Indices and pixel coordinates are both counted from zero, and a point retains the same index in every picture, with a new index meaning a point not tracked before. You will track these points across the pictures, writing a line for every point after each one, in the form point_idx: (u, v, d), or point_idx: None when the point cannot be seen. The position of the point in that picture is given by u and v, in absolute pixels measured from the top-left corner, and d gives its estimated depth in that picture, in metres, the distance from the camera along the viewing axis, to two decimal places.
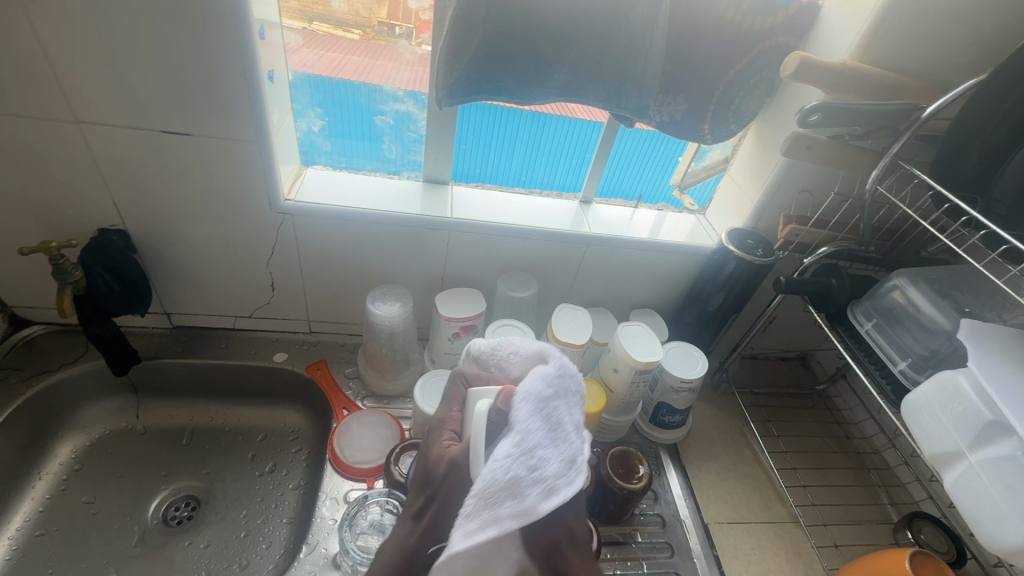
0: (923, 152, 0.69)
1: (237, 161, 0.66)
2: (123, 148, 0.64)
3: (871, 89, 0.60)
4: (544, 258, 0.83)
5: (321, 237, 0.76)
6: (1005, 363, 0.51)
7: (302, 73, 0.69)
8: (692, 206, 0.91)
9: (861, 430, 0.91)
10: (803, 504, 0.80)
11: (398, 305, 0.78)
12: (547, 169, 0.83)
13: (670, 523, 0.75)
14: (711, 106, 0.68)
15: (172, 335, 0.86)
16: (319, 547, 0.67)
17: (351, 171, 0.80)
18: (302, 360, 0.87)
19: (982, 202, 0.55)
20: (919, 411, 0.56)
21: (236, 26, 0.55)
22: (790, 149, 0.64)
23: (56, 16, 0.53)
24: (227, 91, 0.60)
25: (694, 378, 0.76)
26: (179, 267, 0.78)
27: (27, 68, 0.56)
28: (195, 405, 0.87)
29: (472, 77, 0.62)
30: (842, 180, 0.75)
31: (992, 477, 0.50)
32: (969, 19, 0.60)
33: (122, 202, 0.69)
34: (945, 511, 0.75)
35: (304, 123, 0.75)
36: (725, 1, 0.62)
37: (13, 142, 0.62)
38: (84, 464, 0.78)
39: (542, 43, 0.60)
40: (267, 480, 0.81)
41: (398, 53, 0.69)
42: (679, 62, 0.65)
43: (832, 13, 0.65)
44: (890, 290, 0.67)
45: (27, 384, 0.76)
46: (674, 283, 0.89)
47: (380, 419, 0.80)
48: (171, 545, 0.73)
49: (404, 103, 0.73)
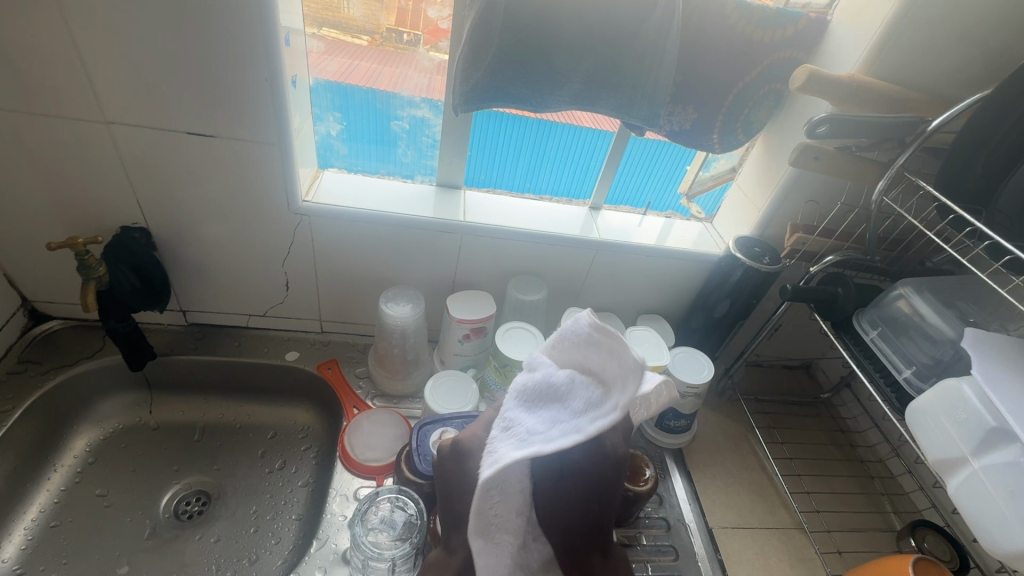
0: (928, 164, 0.71)
1: (258, 163, 0.68)
2: (149, 148, 0.66)
3: (879, 102, 0.61)
4: (553, 262, 0.84)
5: (337, 238, 0.77)
6: (1009, 372, 0.52)
7: (323, 79, 0.71)
8: (699, 214, 0.92)
9: (865, 438, 0.92)
10: (808, 510, 0.81)
11: (410, 306, 0.79)
12: (557, 176, 0.85)
13: (675, 527, 0.75)
14: (721, 115, 0.70)
15: (187, 332, 0.88)
16: (329, 542, 0.68)
17: (366, 174, 0.82)
18: (313, 359, 0.89)
19: (985, 214, 0.56)
20: (923, 418, 0.57)
21: (264, 33, 0.57)
22: (798, 158, 0.66)
23: (93, 21, 0.55)
24: (251, 95, 0.62)
25: (701, 383, 0.77)
26: (198, 265, 0.79)
27: (62, 69, 0.58)
28: (207, 401, 0.88)
29: (489, 85, 0.63)
30: (848, 191, 0.76)
31: (995, 483, 0.51)
32: (973, 35, 0.61)
33: (145, 200, 0.71)
34: (948, 519, 0.76)
35: (322, 127, 0.77)
36: (736, 14, 0.64)
37: (45, 140, 0.64)
38: (98, 458, 0.79)
39: (558, 52, 0.62)
40: (277, 476, 0.82)
41: (415, 61, 0.71)
42: (690, 72, 0.66)
43: (840, 27, 0.67)
44: (895, 299, 0.68)
45: (46, 376, 0.77)
46: (681, 289, 0.91)
47: (389, 418, 0.81)
48: (183, 539, 0.74)
49: (420, 109, 0.75)
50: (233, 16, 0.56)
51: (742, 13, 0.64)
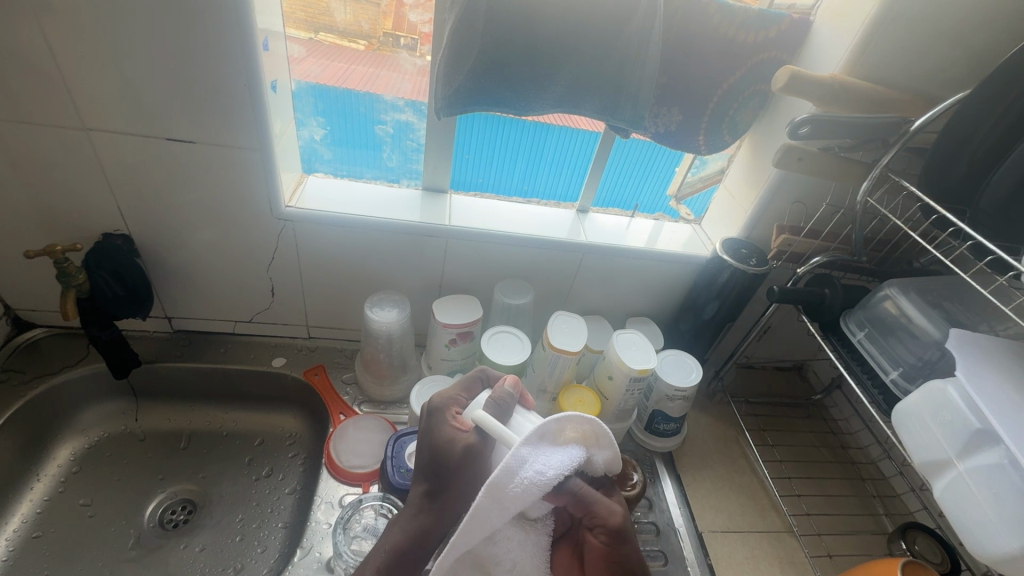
0: (914, 164, 0.71)
1: (239, 168, 0.68)
2: (129, 155, 0.65)
3: (861, 103, 0.61)
4: (540, 266, 0.84)
5: (322, 243, 0.77)
6: (993, 372, 0.51)
7: (305, 82, 0.71)
8: (688, 216, 0.91)
9: (857, 440, 0.91)
10: (798, 513, 0.80)
11: (396, 311, 0.79)
12: (546, 177, 0.84)
13: (664, 532, 0.75)
14: (705, 116, 0.70)
15: (173, 339, 0.87)
16: (313, 550, 0.67)
17: (351, 178, 0.82)
18: (300, 365, 0.88)
19: (970, 212, 0.56)
20: (909, 420, 0.57)
21: (244, 38, 0.57)
22: (781, 159, 0.65)
23: (67, 26, 0.55)
24: (231, 100, 0.62)
25: (689, 385, 0.76)
26: (182, 273, 0.79)
27: (39, 76, 0.58)
28: (193, 409, 0.88)
29: (470, 88, 0.63)
30: (834, 192, 0.76)
31: (981, 486, 0.50)
32: (955, 33, 0.61)
33: (126, 206, 0.70)
34: (938, 522, 0.75)
35: (306, 132, 0.76)
36: (718, 16, 0.63)
37: (22, 148, 0.63)
38: (82, 467, 0.79)
39: (538, 56, 0.62)
40: (263, 484, 0.81)
41: (400, 64, 0.71)
42: (673, 73, 0.66)
43: (823, 27, 0.67)
44: (882, 299, 0.67)
45: (28, 386, 0.77)
46: (669, 291, 0.90)
47: (376, 424, 0.80)
48: (167, 548, 0.73)
49: (404, 113, 0.74)
50: (213, 19, 0.56)
51: (725, 15, 0.64)
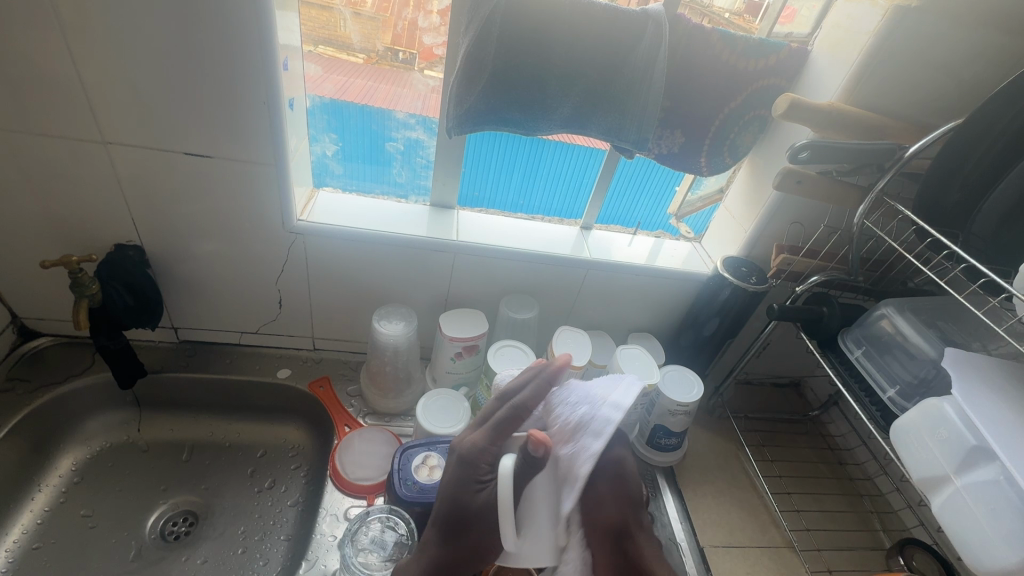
0: (907, 188, 0.73)
1: (253, 183, 0.69)
2: (144, 168, 0.66)
3: (858, 131, 0.64)
4: (544, 282, 0.86)
5: (332, 257, 0.78)
6: (986, 390, 0.53)
7: (319, 99, 0.73)
8: (688, 233, 0.93)
9: (854, 456, 0.93)
10: (797, 529, 0.81)
11: (403, 324, 0.80)
12: (545, 194, 0.86)
13: (666, 546, 0.76)
14: (708, 139, 0.73)
15: (177, 349, 0.88)
16: (318, 563, 0.67)
17: (361, 193, 0.84)
18: (304, 377, 0.88)
19: (962, 237, 0.58)
20: (907, 436, 0.58)
21: (262, 57, 0.59)
22: (781, 183, 0.67)
23: (92, 45, 0.56)
24: (245, 116, 0.63)
25: (690, 401, 0.78)
26: (191, 285, 0.80)
27: (63, 91, 0.59)
28: (197, 420, 0.88)
29: (482, 108, 0.65)
30: (831, 213, 0.78)
31: (977, 503, 0.52)
32: (946, 66, 0.64)
33: (140, 218, 0.71)
34: (935, 537, 0.77)
35: (318, 148, 0.78)
36: (720, 45, 0.66)
37: (40, 160, 0.64)
38: (84, 477, 0.78)
39: (548, 79, 0.64)
40: (266, 496, 0.81)
41: (409, 82, 0.72)
42: (677, 98, 0.69)
43: (820, 56, 0.69)
44: (878, 318, 0.69)
45: (32, 395, 0.77)
46: (672, 307, 0.92)
47: (380, 436, 0.81)
48: (168, 560, 0.73)
49: (415, 131, 0.76)
50: (229, 37, 0.57)
51: (727, 43, 0.67)
